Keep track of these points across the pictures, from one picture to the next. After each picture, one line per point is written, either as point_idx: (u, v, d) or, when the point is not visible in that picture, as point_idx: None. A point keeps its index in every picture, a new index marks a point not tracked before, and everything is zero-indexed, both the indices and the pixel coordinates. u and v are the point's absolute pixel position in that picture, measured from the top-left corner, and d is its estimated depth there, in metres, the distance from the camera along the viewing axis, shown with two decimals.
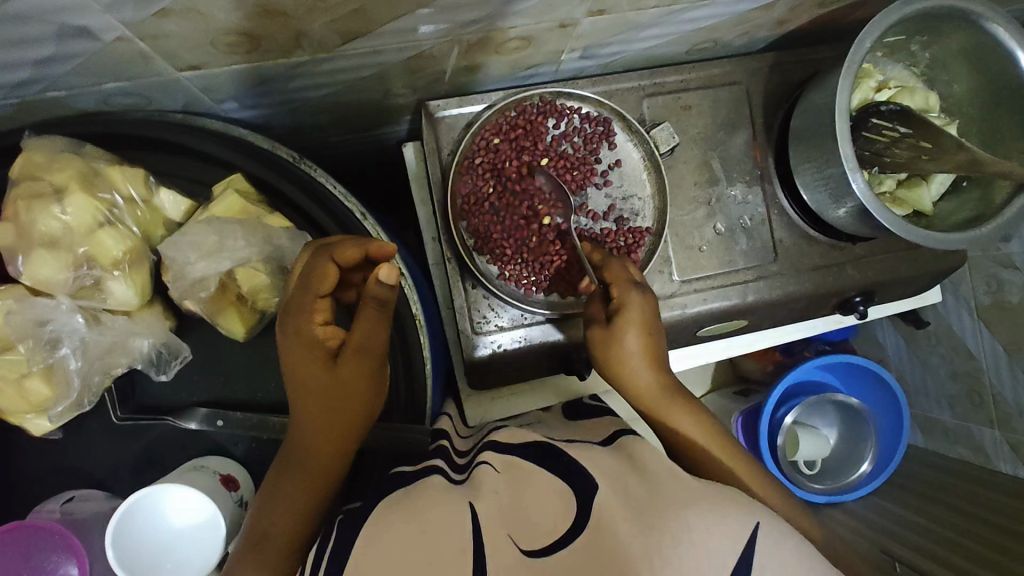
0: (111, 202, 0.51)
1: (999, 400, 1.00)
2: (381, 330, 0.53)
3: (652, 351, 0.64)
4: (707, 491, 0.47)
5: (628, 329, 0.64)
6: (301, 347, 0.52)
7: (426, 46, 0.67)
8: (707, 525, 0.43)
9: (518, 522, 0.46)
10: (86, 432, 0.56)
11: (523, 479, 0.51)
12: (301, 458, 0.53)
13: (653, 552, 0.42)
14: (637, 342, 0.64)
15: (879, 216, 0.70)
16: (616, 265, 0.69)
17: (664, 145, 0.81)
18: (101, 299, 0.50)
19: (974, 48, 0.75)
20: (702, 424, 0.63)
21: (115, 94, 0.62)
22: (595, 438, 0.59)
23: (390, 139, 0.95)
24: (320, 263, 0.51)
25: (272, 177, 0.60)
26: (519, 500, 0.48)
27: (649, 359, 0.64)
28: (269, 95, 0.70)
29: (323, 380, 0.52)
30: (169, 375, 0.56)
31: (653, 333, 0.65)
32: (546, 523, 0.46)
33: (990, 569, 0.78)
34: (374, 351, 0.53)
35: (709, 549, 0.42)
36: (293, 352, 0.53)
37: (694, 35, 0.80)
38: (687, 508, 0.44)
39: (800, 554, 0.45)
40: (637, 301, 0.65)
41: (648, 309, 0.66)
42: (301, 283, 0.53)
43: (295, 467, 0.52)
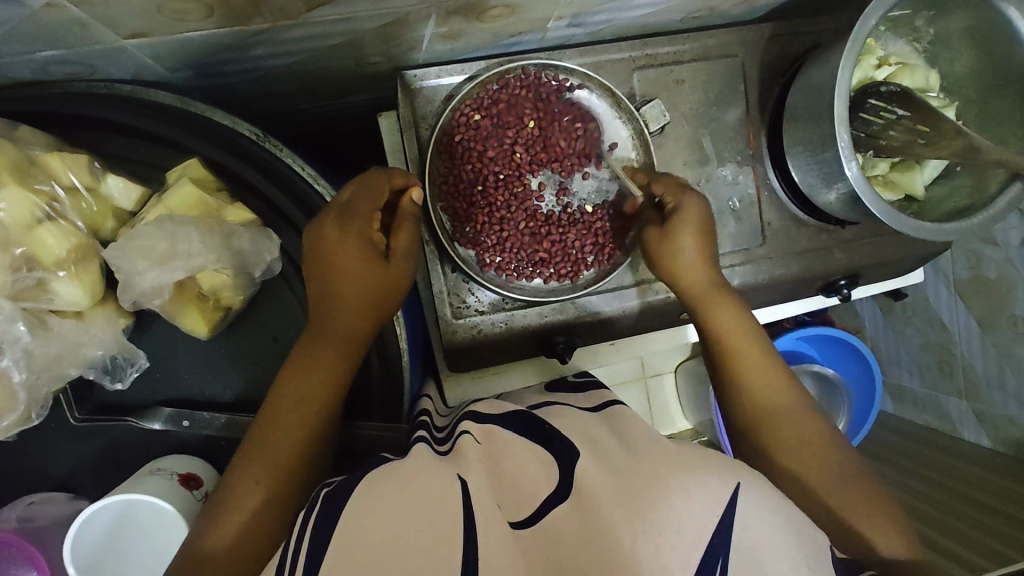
0: (51, 195, 0.47)
1: (968, 371, 1.01)
2: (416, 248, 0.58)
3: (705, 253, 0.67)
4: (689, 453, 0.46)
5: (685, 230, 0.66)
6: (349, 244, 0.52)
7: (400, 13, 0.61)
8: (687, 485, 0.42)
9: (504, 492, 0.46)
10: (41, 434, 0.53)
11: (504, 451, 0.50)
12: (319, 349, 0.52)
13: (634, 516, 0.41)
14: (693, 245, 0.66)
15: (870, 204, 0.67)
16: (664, 178, 0.70)
17: (654, 123, 0.77)
18: (47, 300, 0.46)
19: (982, 25, 0.71)
20: (747, 329, 0.66)
21: (52, 63, 0.56)
22: (581, 407, 0.60)
23: (364, 106, 0.89)
24: (382, 179, 0.56)
25: (233, 162, 0.55)
26: (502, 473, 0.48)
27: (703, 258, 0.67)
28: (228, 64, 0.64)
29: (357, 303, 0.53)
30: (126, 383, 0.53)
31: (708, 234, 0.67)
32: (528, 489, 0.46)
33: (946, 534, 0.81)
34: (412, 260, 0.57)
35: (689, 511, 0.41)
36: (331, 244, 0.52)
37: (690, 3, 0.74)
38: (670, 471, 0.44)
39: (786, 514, 0.43)
40: (693, 204, 0.67)
41: (703, 209, 0.67)
42: (357, 194, 0.54)
43: (314, 356, 0.51)
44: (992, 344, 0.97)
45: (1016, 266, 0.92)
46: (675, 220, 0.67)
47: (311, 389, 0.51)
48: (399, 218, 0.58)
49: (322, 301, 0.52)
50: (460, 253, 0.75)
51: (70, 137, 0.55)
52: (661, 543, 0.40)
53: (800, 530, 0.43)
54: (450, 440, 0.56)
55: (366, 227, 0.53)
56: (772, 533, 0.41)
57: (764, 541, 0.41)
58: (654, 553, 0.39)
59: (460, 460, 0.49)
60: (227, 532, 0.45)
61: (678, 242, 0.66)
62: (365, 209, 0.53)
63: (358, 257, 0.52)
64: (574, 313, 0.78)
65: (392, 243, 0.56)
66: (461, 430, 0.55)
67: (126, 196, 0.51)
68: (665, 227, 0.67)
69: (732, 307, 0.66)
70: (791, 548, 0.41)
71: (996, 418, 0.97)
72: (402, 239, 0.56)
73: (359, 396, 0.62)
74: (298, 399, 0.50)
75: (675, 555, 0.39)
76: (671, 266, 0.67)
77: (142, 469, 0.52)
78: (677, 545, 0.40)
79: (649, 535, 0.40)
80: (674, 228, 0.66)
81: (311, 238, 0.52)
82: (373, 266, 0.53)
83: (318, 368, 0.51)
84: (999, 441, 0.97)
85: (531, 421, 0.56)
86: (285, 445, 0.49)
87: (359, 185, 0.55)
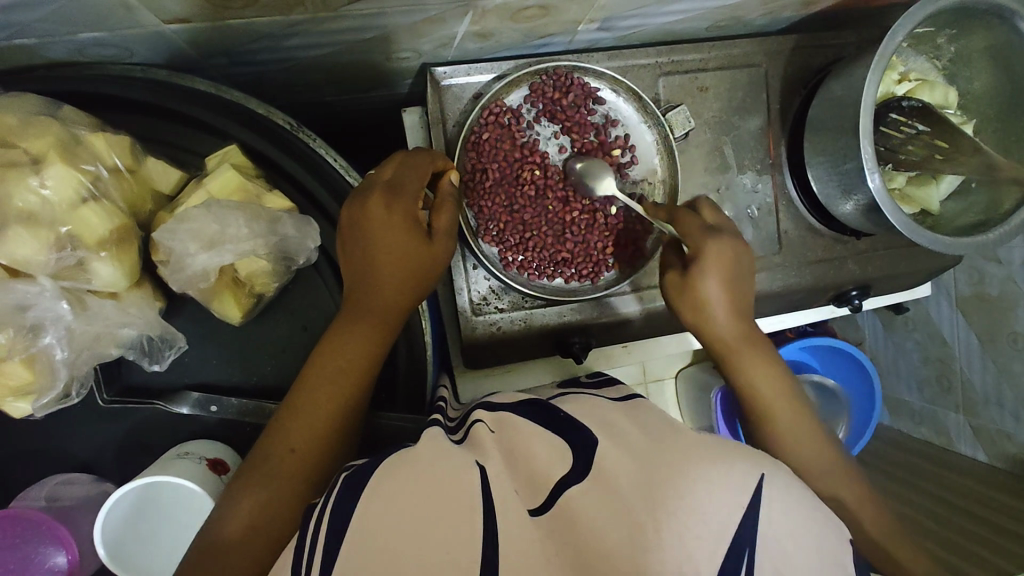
0: (95, 174, 0.47)
1: (966, 385, 1.03)
2: (455, 226, 0.58)
3: (736, 306, 0.65)
4: (710, 443, 0.47)
5: (709, 274, 0.64)
6: (391, 219, 0.52)
7: (437, 10, 0.61)
8: (710, 475, 0.43)
9: (519, 476, 0.46)
10: (69, 414, 0.53)
11: (518, 437, 0.50)
12: (361, 314, 0.53)
13: (657, 505, 0.41)
14: (719, 291, 0.64)
15: (889, 214, 0.68)
16: (688, 215, 0.68)
17: (679, 129, 0.78)
18: (86, 279, 0.46)
19: (1002, 45, 0.73)
20: (782, 384, 0.65)
21: (92, 44, 0.56)
22: (608, 395, 0.62)
23: (387, 101, 0.89)
24: (423, 156, 0.57)
25: (271, 150, 0.56)
26: (518, 458, 0.47)
27: (731, 305, 0.65)
28: (263, 52, 0.64)
29: (399, 280, 0.53)
30: (163, 365, 0.53)
31: (735, 279, 0.65)
32: (544, 474, 0.46)
33: (945, 546, 0.82)
34: (452, 238, 0.58)
35: (714, 501, 0.42)
36: (371, 214, 0.52)
37: (719, 12, 0.75)
38: (695, 460, 0.44)
39: (806, 507, 0.45)
40: (716, 245, 0.65)
41: (731, 251, 0.65)
42: (400, 173, 0.55)
43: (355, 320, 0.52)
44: (993, 360, 0.98)
45: (1020, 284, 0.94)
46: (696, 265, 0.64)
47: (347, 359, 0.52)
48: (438, 197, 0.58)
49: (362, 273, 0.53)
50: (483, 250, 0.75)
51: (109, 119, 0.55)
52: (685, 533, 0.40)
53: (817, 526, 0.44)
54: (463, 430, 0.56)
55: (413, 206, 0.54)
56: (793, 527, 0.43)
57: (787, 532, 0.42)
58: (679, 543, 0.40)
59: (478, 449, 0.49)
60: (249, 512, 0.46)
61: (701, 287, 0.65)
62: (412, 187, 0.54)
63: (403, 233, 0.53)
64: (591, 313, 0.79)
65: (433, 221, 0.57)
66: (474, 420, 0.56)
67: (165, 178, 0.52)
68: (687, 272, 0.66)
69: (758, 358, 0.66)
70: (813, 543, 0.43)
71: (993, 433, 0.99)
72: (444, 218, 0.57)
73: (384, 389, 0.63)
74: (343, 358, 0.51)
75: (701, 545, 0.40)
76: (694, 308, 0.66)
77: (169, 453, 0.52)
78: (703, 534, 0.40)
79: (673, 523, 0.41)
80: (698, 274, 0.65)
81: (355, 210, 0.52)
82: (416, 245, 0.53)
83: (355, 341, 0.52)
84: (996, 457, 0.99)
85: (552, 409, 0.56)
86: (318, 418, 0.50)
87: (400, 164, 0.56)
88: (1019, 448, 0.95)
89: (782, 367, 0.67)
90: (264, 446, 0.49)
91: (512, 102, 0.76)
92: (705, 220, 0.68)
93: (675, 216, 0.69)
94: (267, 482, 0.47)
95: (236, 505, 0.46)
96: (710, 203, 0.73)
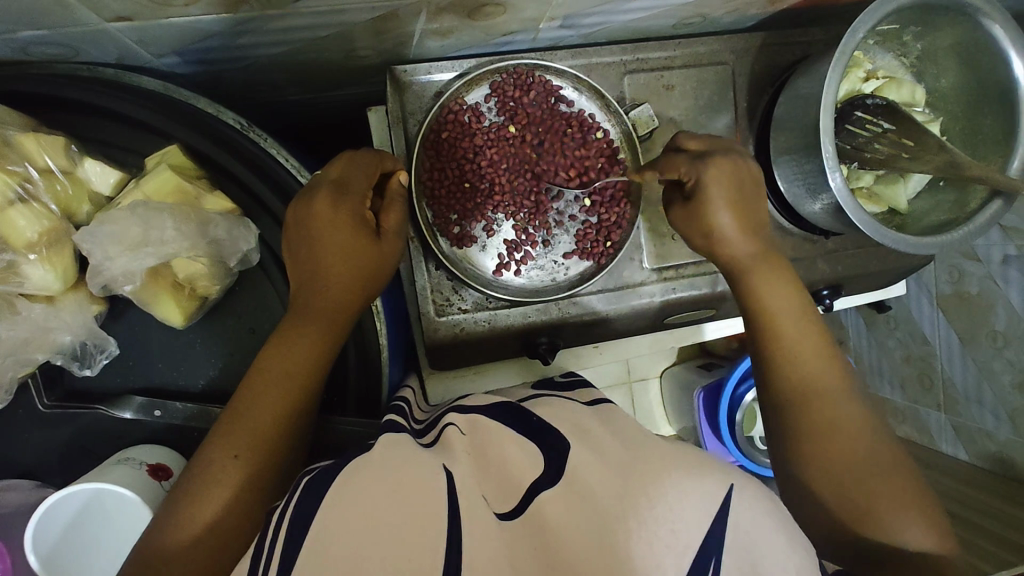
0: (24, 175, 0.46)
1: (948, 384, 1.03)
2: (405, 224, 0.58)
3: (744, 220, 0.64)
4: (687, 454, 0.47)
5: (718, 202, 0.63)
6: (335, 220, 0.51)
7: (392, 7, 0.60)
8: (682, 485, 0.44)
9: (491, 482, 0.46)
10: (9, 420, 0.52)
11: (491, 440, 0.50)
12: (307, 318, 0.51)
13: (628, 512, 0.42)
14: (729, 216, 0.63)
15: (851, 214, 0.67)
16: (673, 156, 0.66)
17: (644, 128, 0.78)
18: (17, 283, 0.46)
19: (966, 43, 0.72)
20: (797, 307, 0.61)
21: (32, 42, 0.55)
22: (578, 399, 0.60)
23: (353, 99, 0.88)
24: (370, 155, 0.56)
25: (214, 151, 0.55)
26: (491, 462, 0.48)
27: (743, 229, 0.63)
28: (215, 51, 0.63)
29: (348, 281, 0.52)
30: (95, 370, 0.51)
31: (744, 200, 0.64)
32: (516, 480, 0.46)
33: None
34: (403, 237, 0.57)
35: (685, 509, 0.42)
36: (316, 217, 0.50)
37: (683, 9, 0.74)
38: (667, 469, 0.45)
39: (780, 517, 0.45)
40: (718, 171, 0.63)
41: (734, 171, 0.63)
42: (347, 173, 0.54)
43: (301, 325, 0.50)
44: (972, 358, 0.98)
45: (996, 282, 0.94)
46: (701, 195, 0.63)
47: (294, 364, 0.50)
48: (388, 198, 0.57)
49: (309, 275, 0.51)
50: (445, 251, 0.74)
51: (51, 120, 0.54)
52: (654, 539, 0.41)
53: (794, 536, 0.44)
54: (433, 433, 0.56)
55: (359, 206, 0.53)
56: (765, 535, 0.43)
57: (757, 541, 0.42)
58: (647, 549, 0.41)
59: (448, 453, 0.48)
60: (195, 524, 0.44)
61: (713, 212, 0.63)
62: (358, 187, 0.54)
63: (349, 233, 0.52)
64: (559, 314, 0.78)
65: (382, 220, 0.56)
66: (445, 423, 0.55)
67: (103, 181, 0.50)
68: (690, 207, 0.65)
69: (776, 279, 0.63)
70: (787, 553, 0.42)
71: (973, 432, 0.99)
72: (393, 217, 0.56)
73: (336, 390, 0.62)
74: (286, 365, 0.49)
75: (671, 553, 0.41)
76: (705, 234, 0.64)
77: (109, 459, 0.51)
78: (672, 544, 0.41)
79: (643, 531, 0.41)
80: (709, 202, 0.63)
81: (301, 210, 0.51)
82: (364, 245, 0.52)
83: (302, 346, 0.50)
84: (977, 455, 0.98)
85: (508, 412, 0.56)
86: (263, 425, 0.48)
87: (345, 165, 0.54)
88: (998, 446, 0.95)
89: (797, 286, 0.63)
90: (207, 456, 0.47)
91: (473, 100, 0.76)
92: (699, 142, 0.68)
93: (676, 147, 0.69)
94: (212, 496, 0.45)
95: (179, 516, 0.44)
96: (692, 135, 0.69)
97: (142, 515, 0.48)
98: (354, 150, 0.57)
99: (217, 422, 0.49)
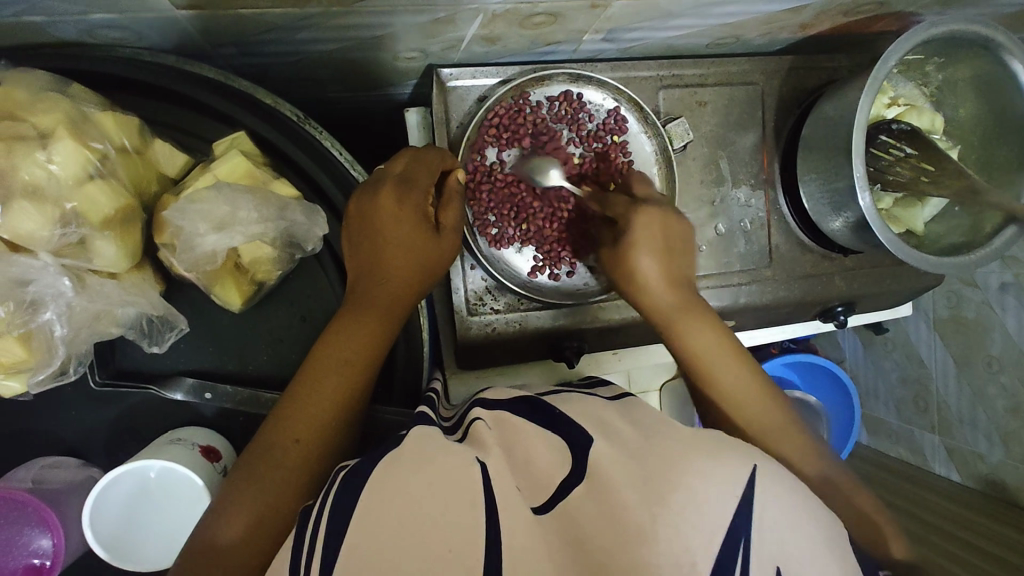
0: (103, 152, 0.46)
1: (942, 406, 1.05)
2: (460, 219, 0.59)
3: (670, 271, 0.64)
4: (704, 439, 0.46)
5: (642, 248, 0.64)
6: (402, 217, 0.53)
7: (446, 13, 0.62)
8: (709, 471, 0.42)
9: (521, 476, 0.45)
10: (59, 396, 0.53)
11: (520, 438, 0.49)
12: (368, 306, 0.52)
13: (658, 496, 0.41)
14: (652, 262, 0.63)
15: (878, 232, 0.70)
16: (618, 198, 0.69)
17: (678, 140, 0.81)
18: (87, 258, 0.46)
19: (986, 76, 0.76)
20: (723, 345, 0.61)
21: (102, 26, 0.53)
22: (609, 395, 0.61)
23: (390, 100, 0.90)
24: (433, 154, 0.59)
25: (277, 138, 0.56)
26: (524, 452, 0.47)
27: (667, 276, 0.63)
28: (272, 46, 0.65)
29: (406, 273, 0.53)
30: (163, 348, 0.53)
31: (670, 248, 0.64)
32: (545, 475, 0.45)
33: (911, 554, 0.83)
34: (458, 233, 0.59)
35: (716, 493, 0.41)
36: (381, 207, 0.52)
37: (720, 29, 0.77)
38: (696, 455, 0.44)
39: (806, 500, 0.44)
40: (642, 220, 0.64)
41: (663, 225, 0.65)
42: (413, 168, 0.56)
43: (361, 312, 0.52)
44: (967, 382, 1.01)
45: (994, 308, 0.97)
46: (629, 242, 0.64)
47: (352, 351, 0.50)
48: (445, 196, 0.59)
49: (370, 265, 0.53)
50: (482, 250, 0.76)
51: (120, 100, 0.56)
52: (688, 524, 0.40)
53: (819, 516, 0.44)
54: (462, 428, 0.54)
55: (424, 201, 0.55)
56: (794, 519, 0.42)
57: (788, 522, 0.41)
58: (681, 534, 0.39)
59: (481, 442, 0.47)
60: (249, 506, 0.44)
61: (636, 262, 0.64)
62: (423, 183, 0.56)
63: (411, 226, 0.53)
64: (587, 317, 0.80)
65: (440, 216, 0.57)
66: (473, 418, 0.53)
67: (171, 162, 0.53)
68: (619, 248, 0.66)
69: (700, 323, 0.61)
70: (810, 541, 0.41)
71: (965, 454, 1.02)
72: (451, 214, 0.58)
73: (380, 382, 0.63)
74: (345, 350, 0.50)
75: (703, 536, 0.39)
76: (630, 279, 0.65)
77: (160, 438, 0.51)
78: (704, 526, 0.40)
79: (674, 516, 0.40)
80: (632, 247, 0.64)
81: (366, 203, 0.53)
82: (427, 238, 0.54)
83: (359, 334, 0.51)
84: (970, 478, 1.01)
85: (537, 407, 0.55)
86: (321, 410, 0.48)
87: (410, 164, 0.56)
88: (990, 468, 0.98)
89: (730, 336, 0.62)
90: (266, 439, 0.47)
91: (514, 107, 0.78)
92: (632, 198, 0.69)
93: (607, 199, 0.70)
94: (264, 484, 0.45)
95: (237, 497, 0.45)
96: (646, 183, 0.72)
97: (197, 495, 0.49)
98: (417, 148, 0.59)
99: (274, 408, 0.49)
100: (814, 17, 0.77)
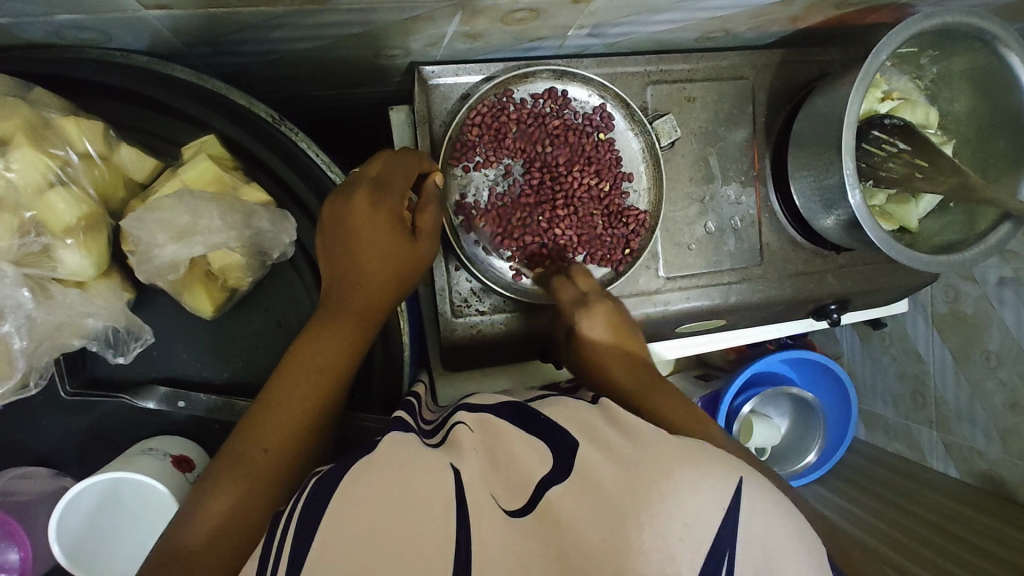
0: (64, 159, 0.46)
1: (939, 402, 1.04)
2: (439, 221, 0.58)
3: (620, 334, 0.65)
4: (691, 447, 0.45)
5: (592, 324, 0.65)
6: (376, 219, 0.52)
7: (424, 10, 0.60)
8: (692, 480, 0.41)
9: (498, 481, 0.43)
10: (28, 405, 0.52)
11: (501, 439, 0.47)
12: (342, 312, 0.51)
13: (640, 507, 0.39)
14: (602, 332, 0.65)
15: (868, 230, 0.68)
16: (569, 288, 0.71)
17: (665, 137, 0.79)
18: (50, 267, 0.45)
19: (981, 69, 0.74)
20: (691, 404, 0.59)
21: (67, 28, 0.52)
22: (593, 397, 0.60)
23: (374, 97, 0.88)
24: (409, 156, 0.58)
25: (248, 141, 0.55)
26: (498, 459, 0.45)
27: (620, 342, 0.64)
28: (247, 46, 0.63)
29: (381, 277, 0.52)
30: (128, 357, 0.52)
31: (624, 330, 0.66)
32: (523, 477, 0.43)
33: (902, 552, 0.82)
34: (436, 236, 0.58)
35: (700, 505, 0.40)
36: (354, 211, 0.51)
37: (708, 23, 0.75)
38: (679, 463, 0.42)
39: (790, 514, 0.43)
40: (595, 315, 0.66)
41: (609, 312, 0.66)
42: (388, 171, 0.55)
43: (334, 318, 0.51)
44: (965, 378, 1.00)
45: (992, 303, 0.96)
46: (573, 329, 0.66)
47: (325, 358, 0.49)
48: (423, 198, 0.58)
49: (344, 268, 0.52)
50: (466, 252, 0.75)
51: (88, 103, 0.55)
52: (668, 535, 0.38)
53: (805, 534, 0.42)
54: (440, 433, 0.53)
55: (399, 204, 0.54)
56: (777, 534, 0.41)
57: (771, 535, 0.40)
58: (662, 545, 0.38)
59: (455, 449, 0.46)
60: (215, 513, 0.43)
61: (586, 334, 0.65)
62: (397, 185, 0.55)
63: (386, 228, 0.52)
64: None
65: (417, 220, 0.57)
66: (455, 421, 0.52)
67: (138, 168, 0.51)
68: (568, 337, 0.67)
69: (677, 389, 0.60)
70: (793, 556, 0.40)
71: (963, 450, 1.00)
72: (428, 217, 0.57)
73: (359, 388, 0.62)
74: (318, 355, 0.49)
75: (685, 549, 0.38)
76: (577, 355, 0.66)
77: (131, 449, 0.50)
78: (687, 539, 0.38)
79: (657, 527, 0.38)
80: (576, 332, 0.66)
81: (339, 206, 0.51)
82: (402, 243, 0.53)
83: (333, 338, 0.50)
84: (966, 473, 1.00)
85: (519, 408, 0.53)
86: (292, 418, 0.47)
87: (385, 166, 0.55)
88: (988, 465, 0.96)
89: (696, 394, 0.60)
90: (236, 447, 0.46)
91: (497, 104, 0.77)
92: (579, 288, 0.71)
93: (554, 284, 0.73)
94: (232, 491, 0.44)
95: (204, 506, 0.43)
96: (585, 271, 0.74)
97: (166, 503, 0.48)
98: (393, 149, 0.58)
99: (246, 415, 0.48)
100: (804, 9, 0.75)
